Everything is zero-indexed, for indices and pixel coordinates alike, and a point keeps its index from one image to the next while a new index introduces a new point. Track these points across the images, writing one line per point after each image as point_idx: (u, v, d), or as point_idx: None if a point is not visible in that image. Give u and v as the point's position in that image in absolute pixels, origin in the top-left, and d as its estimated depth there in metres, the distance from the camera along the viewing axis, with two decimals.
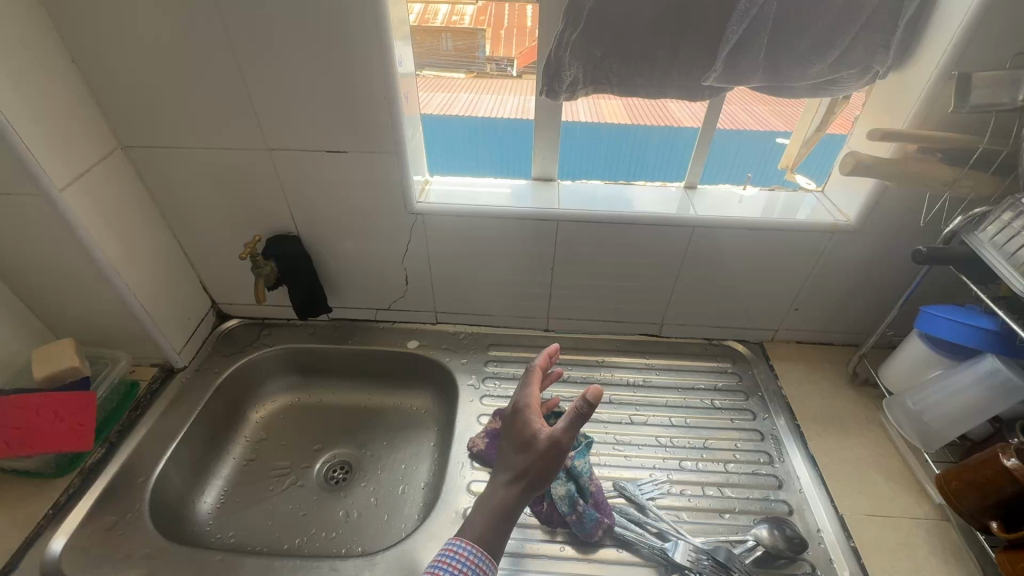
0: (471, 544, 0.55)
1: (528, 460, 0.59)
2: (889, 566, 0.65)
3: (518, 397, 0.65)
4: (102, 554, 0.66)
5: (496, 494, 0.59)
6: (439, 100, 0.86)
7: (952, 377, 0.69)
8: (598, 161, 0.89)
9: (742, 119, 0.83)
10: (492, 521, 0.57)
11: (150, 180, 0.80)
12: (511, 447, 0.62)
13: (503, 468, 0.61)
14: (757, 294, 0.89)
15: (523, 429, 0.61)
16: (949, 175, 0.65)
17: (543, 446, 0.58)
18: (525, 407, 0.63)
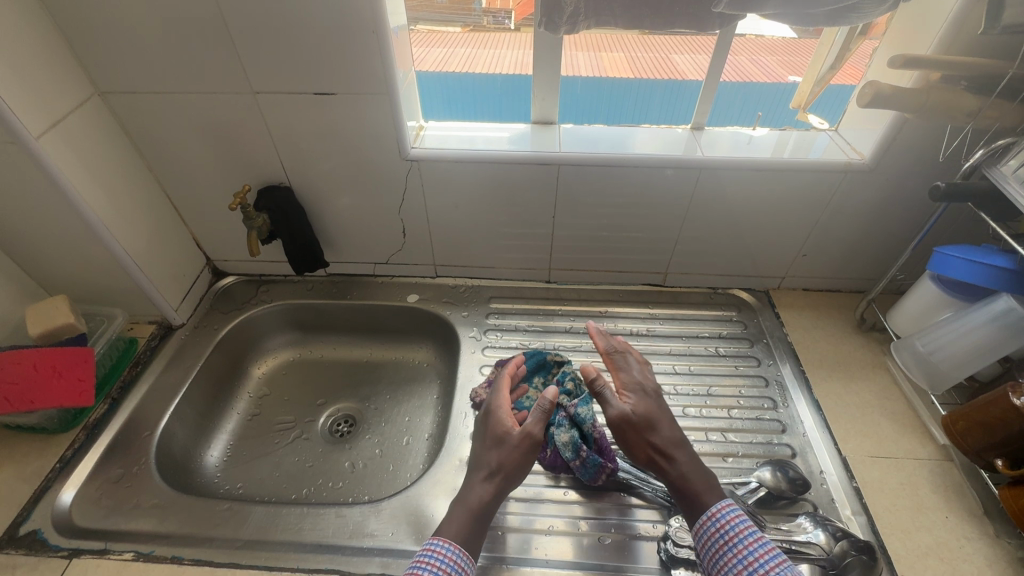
0: (448, 541, 0.52)
1: (502, 455, 0.58)
2: (892, 504, 0.65)
3: (490, 399, 0.65)
4: (112, 503, 0.67)
5: (472, 492, 0.57)
6: (434, 56, 0.81)
7: (963, 318, 0.67)
8: (602, 108, 0.85)
9: (749, 71, 0.80)
10: (470, 517, 0.55)
11: (132, 130, 0.76)
12: (483, 446, 0.60)
13: (477, 466, 0.59)
14: (764, 240, 0.87)
15: (497, 424, 0.61)
16: (974, 104, 0.61)
17: (516, 438, 0.58)
18: (498, 405, 0.63)
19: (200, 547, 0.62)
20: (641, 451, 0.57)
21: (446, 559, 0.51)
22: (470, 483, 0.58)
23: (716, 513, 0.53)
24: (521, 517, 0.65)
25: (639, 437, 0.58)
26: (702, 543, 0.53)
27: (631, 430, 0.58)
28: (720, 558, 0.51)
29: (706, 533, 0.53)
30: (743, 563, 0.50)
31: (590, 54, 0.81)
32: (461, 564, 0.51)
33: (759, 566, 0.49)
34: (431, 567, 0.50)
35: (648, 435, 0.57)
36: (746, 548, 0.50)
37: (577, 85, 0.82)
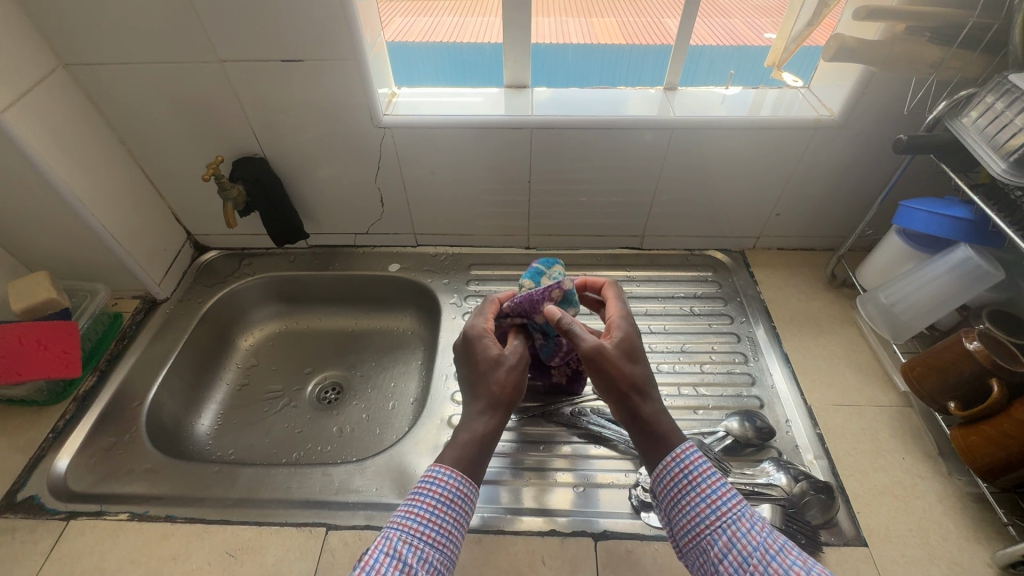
0: (450, 469, 0.51)
1: (501, 379, 0.56)
2: (853, 448, 0.68)
3: (473, 324, 0.62)
4: (105, 470, 0.69)
5: (474, 423, 0.54)
6: (422, 24, 0.85)
7: (923, 270, 0.69)
8: (592, 75, 0.86)
9: (743, 34, 0.84)
10: (472, 446, 0.53)
11: (101, 102, 0.76)
12: (478, 375, 0.58)
13: (474, 396, 0.57)
14: (739, 201, 0.88)
15: (487, 349, 0.58)
16: (937, 55, 0.61)
17: (512, 362, 0.57)
18: (484, 331, 0.60)
19: (192, 506, 0.65)
20: (621, 380, 0.54)
21: (448, 486, 0.50)
22: (470, 413, 0.56)
23: (682, 455, 0.51)
24: (512, 471, 0.68)
25: (622, 364, 0.54)
26: (662, 484, 0.51)
27: (615, 357, 0.54)
28: (680, 498, 0.50)
29: (669, 472, 0.51)
30: (707, 503, 0.49)
31: (581, 19, 0.86)
32: (464, 490, 0.51)
33: (722, 504, 0.49)
34: (433, 493, 0.50)
35: (632, 365, 0.55)
36: (709, 487, 0.50)
37: (567, 52, 0.85)
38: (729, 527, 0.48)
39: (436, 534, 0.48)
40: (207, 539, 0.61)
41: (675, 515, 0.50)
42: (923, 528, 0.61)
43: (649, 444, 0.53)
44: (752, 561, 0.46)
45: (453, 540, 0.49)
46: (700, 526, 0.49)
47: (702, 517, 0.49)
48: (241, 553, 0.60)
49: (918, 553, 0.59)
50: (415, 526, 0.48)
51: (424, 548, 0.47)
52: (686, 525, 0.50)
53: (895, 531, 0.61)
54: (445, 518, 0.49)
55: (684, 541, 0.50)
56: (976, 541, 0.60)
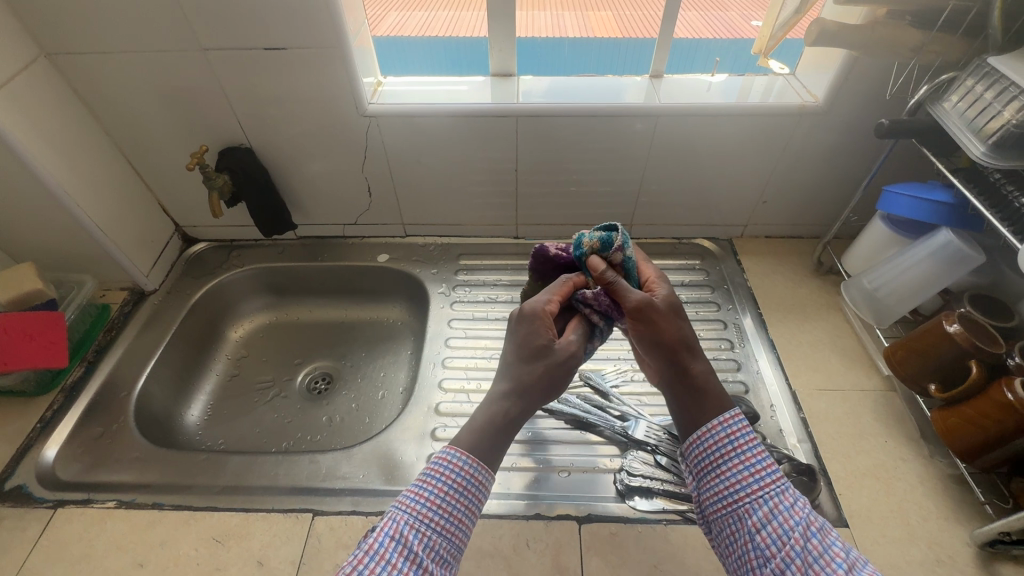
0: (466, 455, 0.50)
1: (535, 372, 0.53)
2: (836, 432, 0.69)
3: (532, 300, 0.56)
4: (93, 459, 0.69)
5: (493, 405, 0.53)
6: (416, 19, 0.86)
7: (905, 255, 0.70)
8: (590, 64, 0.85)
9: (739, 25, 0.83)
10: (487, 430, 0.52)
11: (85, 93, 0.76)
12: (515, 356, 0.54)
13: (506, 375, 0.54)
14: (726, 189, 0.88)
15: (537, 334, 0.54)
16: (917, 39, 0.61)
17: (556, 359, 0.53)
18: (543, 314, 0.54)
19: (180, 494, 0.65)
20: (670, 337, 0.54)
21: (461, 473, 0.50)
22: (492, 391, 0.54)
23: (730, 421, 0.52)
24: None
25: (670, 321, 0.54)
26: (704, 446, 0.53)
27: (665, 315, 0.54)
28: (721, 463, 0.52)
29: (716, 437, 0.52)
30: (748, 471, 0.50)
31: (578, 13, 0.86)
32: (479, 478, 0.50)
33: (765, 476, 0.50)
34: (445, 479, 0.49)
35: (679, 323, 0.55)
36: (754, 457, 0.51)
37: (563, 46, 0.85)
38: (771, 499, 0.48)
39: (444, 521, 0.48)
40: (194, 525, 0.62)
41: (713, 479, 0.52)
42: (903, 509, 0.62)
43: (698, 405, 0.54)
44: (792, 535, 0.46)
45: (462, 527, 0.49)
46: (740, 494, 0.50)
47: (743, 486, 0.50)
48: (228, 539, 0.60)
49: (897, 533, 0.60)
50: (424, 512, 0.48)
51: (430, 536, 0.47)
52: (724, 489, 0.51)
53: (876, 512, 0.62)
54: (455, 505, 0.49)
55: (718, 507, 0.51)
56: (955, 521, 0.61)
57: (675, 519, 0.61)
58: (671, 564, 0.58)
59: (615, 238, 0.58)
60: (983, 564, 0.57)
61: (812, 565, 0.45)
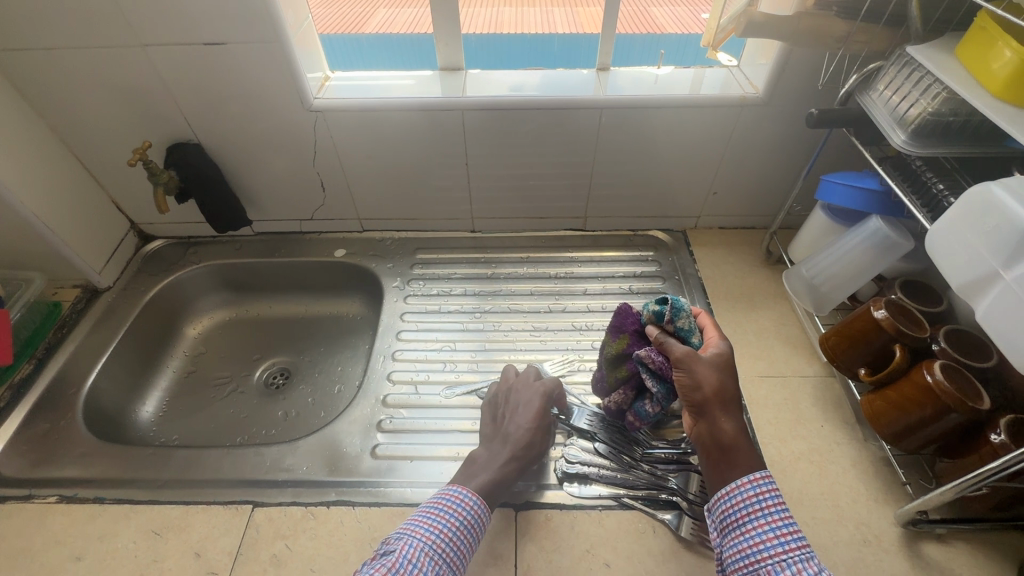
0: (478, 495, 0.55)
1: (535, 439, 0.61)
2: (774, 418, 0.70)
3: (535, 380, 0.67)
4: (37, 454, 0.69)
5: (502, 461, 0.59)
6: (405, 15, 0.87)
7: (841, 242, 0.71)
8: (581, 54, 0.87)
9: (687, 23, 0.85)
10: (495, 483, 0.57)
11: (27, 89, 0.75)
12: (518, 421, 0.62)
13: (510, 440, 0.61)
14: (675, 181, 0.89)
15: (542, 407, 0.64)
16: (842, 29, 0.63)
17: (546, 427, 0.63)
18: (545, 390, 0.66)
19: (123, 487, 0.65)
20: (705, 384, 0.54)
21: (475, 510, 0.54)
22: (499, 452, 0.60)
23: (761, 481, 0.51)
24: (436, 446, 0.70)
25: (709, 372, 0.55)
26: (731, 503, 0.51)
27: (706, 365, 0.55)
28: (747, 521, 0.50)
29: (744, 496, 0.50)
30: (774, 533, 0.48)
31: (568, 10, 0.88)
32: (484, 519, 0.55)
33: (791, 540, 0.47)
34: (457, 515, 0.53)
35: (720, 376, 0.55)
36: (781, 519, 0.48)
37: (554, 42, 0.86)
38: (795, 564, 0.46)
39: (454, 553, 0.51)
40: (135, 518, 0.62)
41: (737, 536, 0.49)
42: (834, 491, 0.63)
43: (720, 460, 0.53)
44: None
45: (462, 563, 0.52)
46: (763, 555, 0.48)
47: (767, 546, 0.48)
48: (167, 531, 0.61)
49: (827, 515, 0.61)
50: (437, 541, 0.51)
51: (441, 565, 0.50)
52: (747, 548, 0.48)
53: (808, 494, 0.63)
54: (465, 539, 0.52)
55: (739, 566, 0.48)
56: (884, 502, 0.62)
57: (611, 504, 0.62)
58: (604, 548, 0.59)
59: (668, 310, 0.59)
60: (908, 544, 0.59)
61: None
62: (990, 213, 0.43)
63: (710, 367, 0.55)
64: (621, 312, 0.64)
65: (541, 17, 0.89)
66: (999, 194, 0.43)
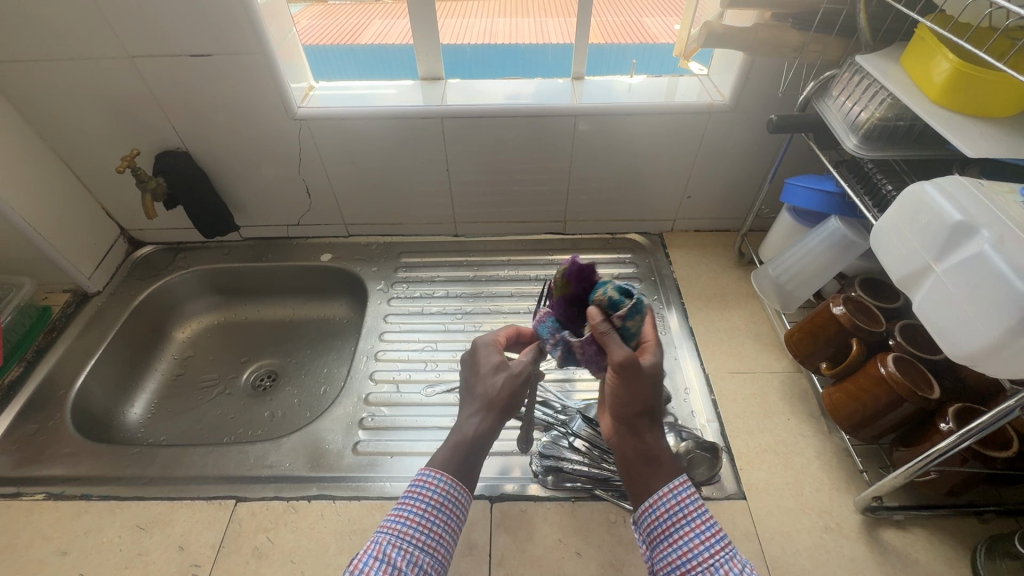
0: (442, 472, 0.50)
1: (497, 384, 0.55)
2: (742, 412, 0.73)
3: (481, 339, 0.60)
4: (26, 454, 0.71)
5: (463, 425, 0.53)
6: (399, 27, 0.90)
7: (805, 243, 0.74)
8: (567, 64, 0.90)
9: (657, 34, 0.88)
10: (460, 448, 0.52)
11: (19, 101, 0.78)
12: (470, 381, 0.57)
13: (469, 398, 0.55)
14: (650, 185, 0.92)
15: (492, 357, 0.57)
16: (798, 40, 0.66)
17: (512, 370, 0.55)
18: (491, 341, 0.59)
19: (109, 485, 0.67)
20: (641, 401, 0.50)
21: (439, 489, 0.50)
22: (461, 416, 0.54)
23: (680, 487, 0.50)
24: (417, 442, 0.72)
25: (647, 385, 0.50)
26: (656, 514, 0.49)
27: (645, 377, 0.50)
28: (674, 531, 0.48)
29: (665, 507, 0.49)
30: (698, 539, 0.47)
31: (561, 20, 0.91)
32: (456, 496, 0.50)
33: (715, 542, 0.47)
34: (423, 497, 0.49)
35: (653, 389, 0.51)
36: (703, 523, 0.48)
37: (547, 53, 0.90)
38: (721, 567, 0.45)
39: (425, 538, 0.48)
40: (120, 514, 0.64)
41: (666, 548, 0.48)
42: (799, 481, 0.66)
43: (643, 474, 0.51)
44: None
45: (443, 543, 0.49)
46: (692, 563, 0.47)
47: (694, 553, 0.47)
48: (151, 525, 0.63)
49: (791, 504, 0.64)
50: (405, 530, 0.47)
51: (413, 552, 0.47)
52: (677, 558, 0.47)
53: (773, 484, 0.65)
54: (434, 521, 0.48)
55: None
56: (845, 491, 0.64)
57: (584, 496, 0.64)
58: (575, 537, 0.61)
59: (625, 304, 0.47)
60: (868, 530, 0.61)
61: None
62: (924, 210, 0.46)
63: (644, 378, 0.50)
64: (577, 263, 0.49)
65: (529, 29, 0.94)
66: (930, 193, 0.46)
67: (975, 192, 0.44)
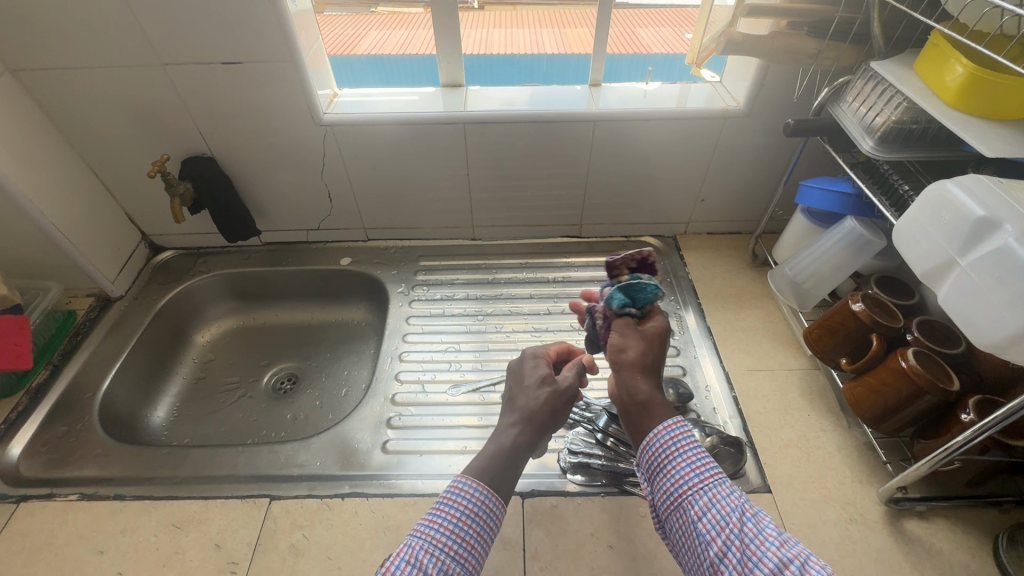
0: (478, 482, 0.49)
1: (540, 398, 0.55)
2: (764, 408, 0.74)
3: (531, 347, 0.62)
4: (57, 456, 0.71)
5: (502, 436, 0.53)
6: (396, 37, 0.97)
7: (820, 243, 0.76)
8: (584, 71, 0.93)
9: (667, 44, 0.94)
10: (499, 458, 0.51)
11: (50, 108, 0.79)
12: (515, 394, 0.56)
13: (511, 409, 0.55)
14: (665, 189, 0.95)
15: (539, 369, 0.58)
16: (812, 48, 0.69)
17: (558, 386, 0.56)
18: (539, 355, 0.60)
19: (142, 484, 0.67)
20: (629, 349, 0.53)
21: (473, 499, 0.48)
22: (501, 426, 0.54)
23: (673, 423, 0.50)
24: (445, 441, 0.73)
25: (636, 339, 0.54)
26: (653, 449, 0.50)
27: (637, 334, 0.54)
28: (668, 463, 0.49)
29: (657, 442, 0.50)
30: (691, 467, 0.48)
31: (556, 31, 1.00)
32: (490, 507, 0.49)
33: (706, 471, 0.48)
34: (457, 506, 0.48)
35: (648, 347, 0.53)
36: (696, 455, 0.49)
37: (543, 63, 0.94)
38: (710, 490, 0.46)
39: (457, 548, 0.46)
40: (155, 513, 0.64)
41: (661, 479, 0.49)
42: (822, 475, 0.67)
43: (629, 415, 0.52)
44: (729, 520, 0.44)
45: (475, 554, 0.47)
46: (684, 489, 0.47)
47: (685, 480, 0.48)
48: (186, 524, 0.63)
49: (815, 497, 0.65)
50: (438, 536, 0.46)
51: (444, 560, 0.45)
52: (671, 487, 0.48)
53: (797, 478, 0.67)
54: (467, 531, 0.47)
55: (668, 505, 0.48)
56: (868, 483, 0.66)
57: (612, 491, 0.66)
58: (607, 531, 0.62)
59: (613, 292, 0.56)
60: (892, 521, 0.63)
61: (750, 546, 0.42)
62: (947, 207, 0.48)
63: (636, 336, 0.54)
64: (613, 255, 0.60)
65: (532, 39, 0.98)
66: (952, 189, 0.48)
67: (995, 187, 0.46)
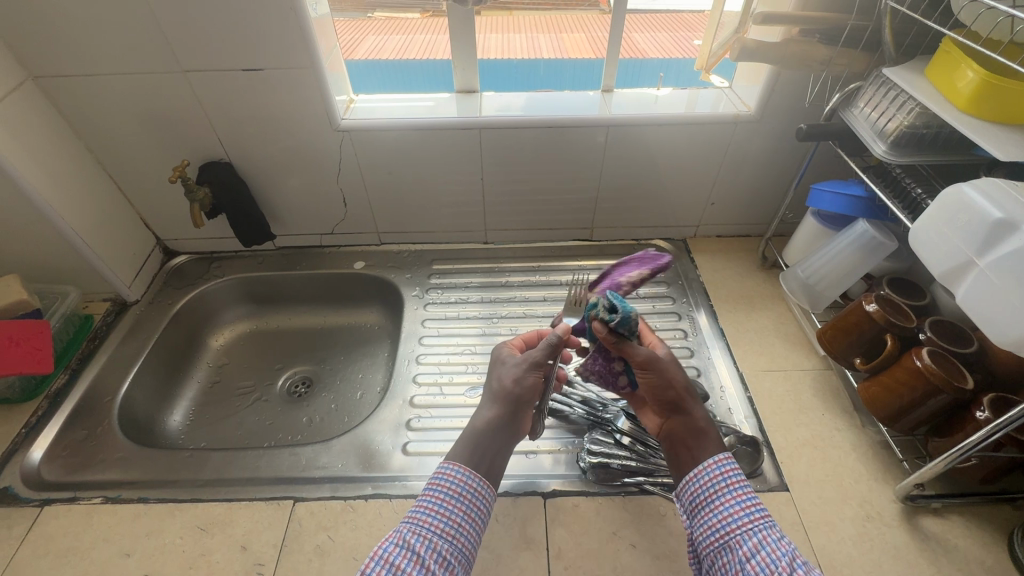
0: (458, 464, 0.51)
1: (507, 376, 0.57)
2: (779, 408, 0.76)
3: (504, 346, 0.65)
4: (79, 460, 0.71)
5: (477, 419, 0.55)
6: (395, 41, 0.95)
7: (832, 244, 0.77)
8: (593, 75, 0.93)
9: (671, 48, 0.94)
10: (475, 441, 0.53)
11: (69, 115, 0.80)
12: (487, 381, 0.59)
13: (485, 395, 0.58)
14: (676, 193, 0.96)
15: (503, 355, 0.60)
16: (825, 54, 0.70)
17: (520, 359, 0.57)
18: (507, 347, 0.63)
19: (165, 487, 0.68)
20: (671, 381, 0.58)
21: (456, 480, 0.51)
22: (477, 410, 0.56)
23: (723, 461, 0.54)
24: None
25: (670, 368, 0.58)
26: (699, 483, 0.53)
27: (666, 363, 0.58)
28: (716, 499, 0.52)
29: (705, 479, 0.53)
30: (739, 505, 0.51)
31: (552, 36, 0.98)
32: (475, 487, 0.51)
33: (755, 510, 0.50)
34: (443, 487, 0.50)
35: (681, 372, 0.59)
36: (744, 492, 0.51)
37: (539, 67, 0.93)
38: (760, 531, 0.49)
39: (444, 526, 0.49)
40: (180, 515, 0.65)
41: (706, 515, 0.52)
42: (838, 473, 0.68)
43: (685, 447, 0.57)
44: (779, 564, 0.46)
45: (465, 533, 0.49)
46: (731, 527, 0.50)
47: (734, 518, 0.50)
48: (211, 526, 0.64)
49: (833, 495, 0.66)
50: (425, 516, 0.49)
51: (433, 539, 0.48)
52: (717, 523, 0.51)
53: (815, 476, 0.68)
54: (453, 510, 0.49)
55: (710, 540, 0.51)
56: (883, 482, 0.67)
57: (632, 490, 0.66)
58: (629, 530, 0.63)
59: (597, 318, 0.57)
60: (909, 518, 0.64)
61: None
62: (964, 209, 0.50)
63: (666, 366, 0.58)
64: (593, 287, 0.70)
65: (529, 44, 0.97)
66: (968, 192, 0.50)
67: (1011, 191, 0.48)
